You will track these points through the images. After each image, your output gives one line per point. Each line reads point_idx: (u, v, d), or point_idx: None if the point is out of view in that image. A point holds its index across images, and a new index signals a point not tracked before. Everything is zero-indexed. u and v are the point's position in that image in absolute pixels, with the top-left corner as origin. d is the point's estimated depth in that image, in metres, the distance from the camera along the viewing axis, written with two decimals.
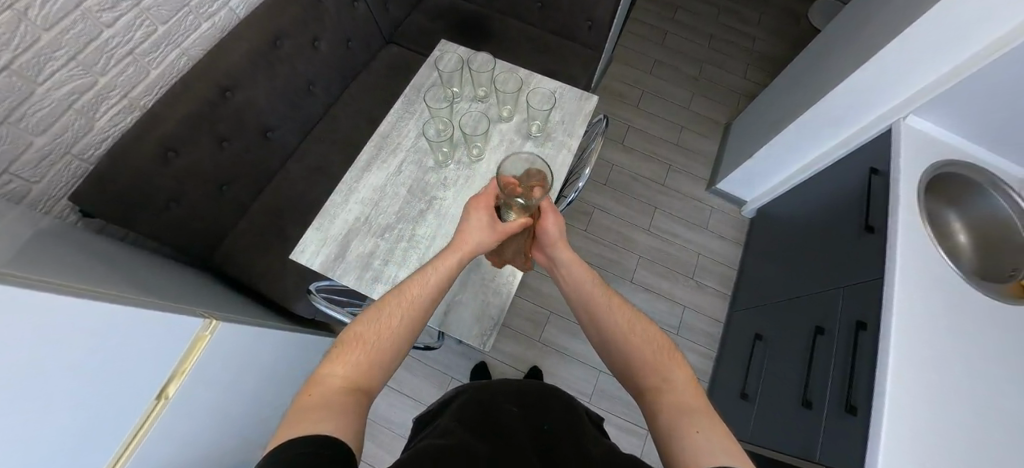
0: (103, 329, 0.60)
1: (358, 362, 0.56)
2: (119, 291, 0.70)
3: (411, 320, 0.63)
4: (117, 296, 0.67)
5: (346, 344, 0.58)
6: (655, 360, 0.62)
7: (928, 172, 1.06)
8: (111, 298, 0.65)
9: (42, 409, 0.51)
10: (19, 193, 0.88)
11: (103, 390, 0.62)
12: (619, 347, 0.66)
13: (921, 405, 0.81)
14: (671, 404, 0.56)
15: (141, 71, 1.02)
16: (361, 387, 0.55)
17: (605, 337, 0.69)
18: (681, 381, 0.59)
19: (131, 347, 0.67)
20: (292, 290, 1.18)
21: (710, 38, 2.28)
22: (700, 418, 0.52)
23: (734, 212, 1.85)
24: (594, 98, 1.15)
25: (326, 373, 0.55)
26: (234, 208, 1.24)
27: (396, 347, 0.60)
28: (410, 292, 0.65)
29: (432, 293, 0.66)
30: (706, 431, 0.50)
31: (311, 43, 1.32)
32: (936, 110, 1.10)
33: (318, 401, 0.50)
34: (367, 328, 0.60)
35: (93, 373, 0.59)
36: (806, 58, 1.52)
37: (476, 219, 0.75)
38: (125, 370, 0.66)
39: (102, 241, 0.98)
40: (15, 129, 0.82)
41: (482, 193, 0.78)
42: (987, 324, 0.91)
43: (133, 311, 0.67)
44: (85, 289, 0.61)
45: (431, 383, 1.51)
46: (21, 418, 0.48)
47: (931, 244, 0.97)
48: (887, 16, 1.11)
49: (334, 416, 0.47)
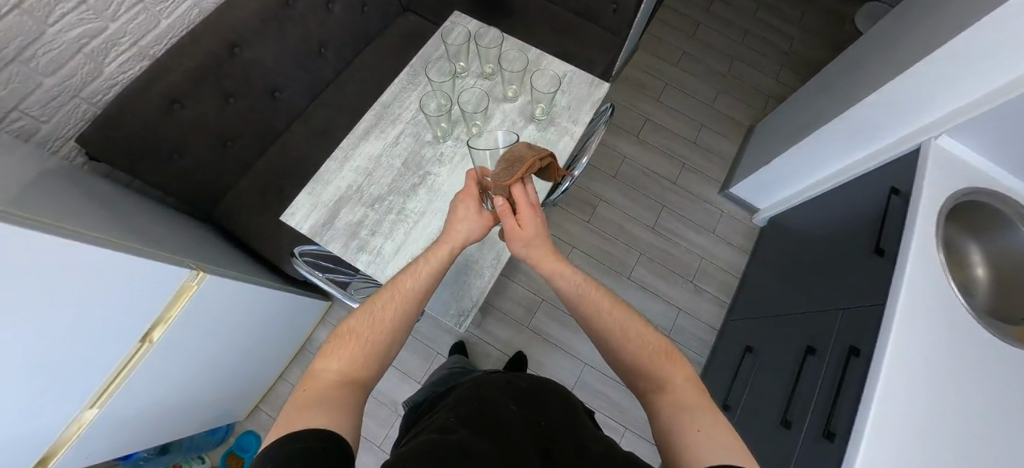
0: (95, 277, 0.62)
1: (353, 357, 0.56)
2: (119, 237, 0.71)
3: (404, 314, 0.64)
4: (121, 244, 0.68)
5: (339, 341, 0.58)
6: (653, 360, 0.61)
7: (954, 197, 0.99)
8: (116, 247, 0.65)
9: (19, 341, 0.54)
10: (28, 131, 0.91)
11: (85, 329, 0.64)
12: (618, 349, 0.64)
13: (910, 442, 0.78)
14: (670, 403, 0.54)
15: (152, 21, 1.03)
16: (356, 381, 0.54)
17: (603, 340, 0.66)
18: (681, 379, 0.58)
19: (122, 295, 0.69)
20: (286, 251, 1.20)
21: (745, 33, 2.16)
22: (701, 414, 0.51)
23: (744, 219, 1.79)
24: (605, 85, 1.11)
25: (321, 369, 0.54)
26: (237, 166, 1.26)
27: (390, 340, 0.60)
28: (400, 287, 0.66)
29: (422, 288, 0.67)
30: (709, 429, 0.48)
31: (324, 4, 1.30)
32: (973, 133, 1.02)
33: (313, 395, 0.49)
34: (359, 323, 0.60)
35: (76, 315, 0.61)
36: (841, 63, 1.43)
37: (465, 208, 0.76)
38: (111, 315, 0.68)
39: (106, 186, 1.01)
40: (25, 68, 0.84)
41: (466, 184, 0.78)
42: (995, 366, 0.85)
43: (135, 261, 0.68)
44: (87, 233, 0.62)
45: (418, 356, 1.53)
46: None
47: (942, 273, 0.91)
48: (935, 23, 1.02)
49: (330, 409, 0.46)
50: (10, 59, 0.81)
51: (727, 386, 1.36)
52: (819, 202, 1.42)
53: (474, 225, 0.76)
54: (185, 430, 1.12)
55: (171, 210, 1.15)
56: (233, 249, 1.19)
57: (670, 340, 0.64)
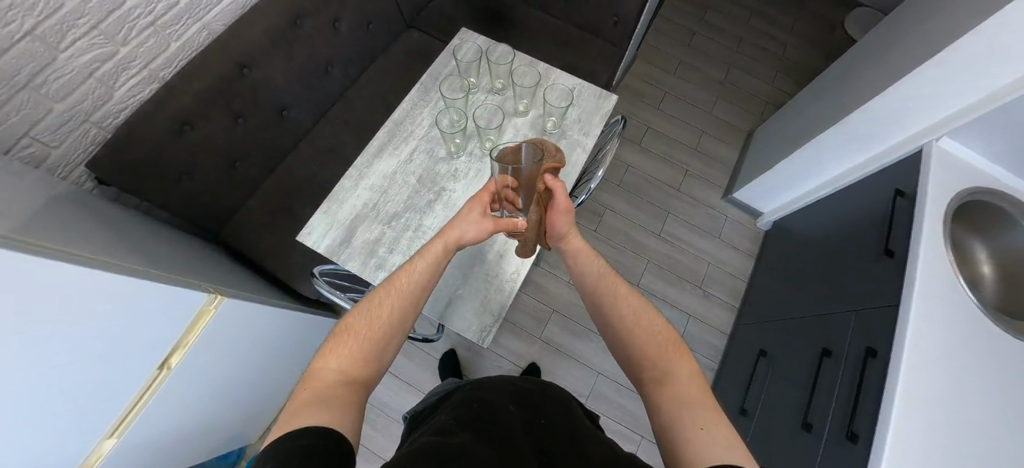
0: (119, 303, 0.61)
1: (352, 356, 0.55)
2: (136, 264, 0.70)
3: (403, 310, 0.63)
4: (137, 269, 0.67)
5: (338, 340, 0.58)
6: (658, 354, 0.61)
7: (958, 197, 1.01)
8: (133, 272, 0.64)
9: (45, 371, 0.52)
10: (38, 158, 0.90)
11: (121, 351, 0.65)
12: (625, 338, 0.65)
13: (932, 440, 0.78)
14: (672, 397, 0.54)
15: (162, 44, 1.03)
16: (357, 380, 0.54)
17: (610, 327, 0.68)
18: (684, 375, 0.58)
19: (144, 320, 0.68)
20: (298, 270, 1.19)
21: (740, 41, 2.21)
22: (702, 412, 0.51)
23: (749, 223, 1.81)
24: (613, 97, 1.13)
25: (320, 368, 0.54)
26: (246, 186, 1.25)
27: (389, 337, 0.60)
28: (398, 282, 0.65)
29: (422, 283, 0.66)
30: (711, 429, 0.48)
31: (331, 23, 1.32)
32: (972, 134, 1.05)
33: (313, 395, 0.49)
34: (357, 321, 0.59)
35: (102, 345, 0.60)
36: (836, 69, 1.47)
37: (468, 211, 0.73)
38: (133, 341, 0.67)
39: (115, 209, 1.00)
40: (36, 94, 0.83)
41: (481, 189, 0.76)
42: (1008, 361, 0.87)
43: (154, 286, 0.67)
44: (105, 260, 0.61)
45: (429, 372, 1.51)
46: (14, 383, 0.48)
47: (952, 272, 0.93)
48: (928, 31, 1.06)
49: (330, 409, 0.46)
50: (21, 86, 0.80)
51: (742, 390, 1.36)
52: (822, 205, 1.44)
53: (471, 226, 0.71)
54: (197, 456, 1.09)
55: (179, 232, 1.13)
56: (243, 269, 1.18)
57: (678, 335, 0.65)
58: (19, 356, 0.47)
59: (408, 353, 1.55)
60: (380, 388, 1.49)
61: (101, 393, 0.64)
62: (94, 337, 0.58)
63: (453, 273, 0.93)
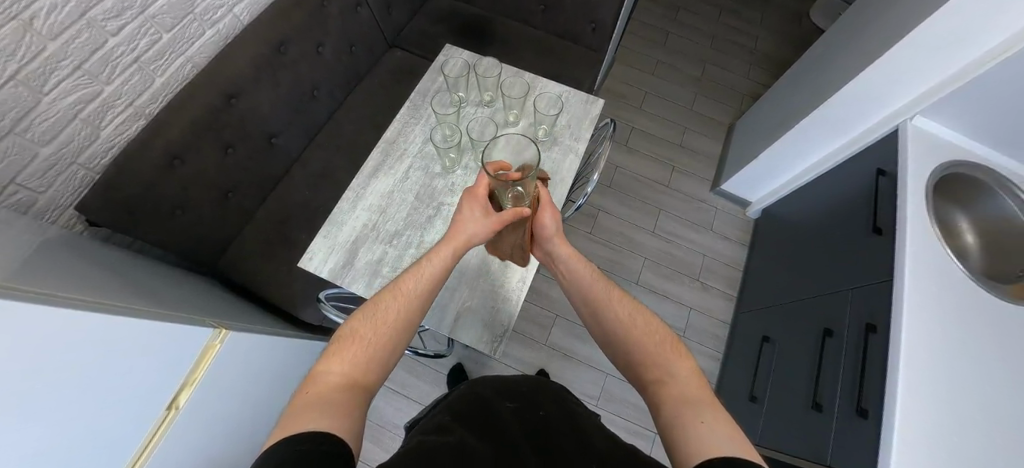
0: (148, 348, 0.62)
1: (353, 361, 0.55)
2: (155, 307, 0.71)
3: (405, 316, 0.62)
4: (157, 313, 0.68)
5: (341, 344, 0.57)
6: (657, 353, 0.61)
7: (937, 172, 1.06)
8: (155, 316, 0.66)
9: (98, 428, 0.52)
10: (26, 203, 0.88)
11: (155, 397, 0.64)
12: (620, 340, 0.65)
13: (940, 408, 0.80)
14: (672, 396, 0.55)
15: (147, 79, 1.02)
16: (359, 385, 0.53)
17: (607, 331, 0.67)
18: (682, 373, 0.58)
19: (172, 360, 0.68)
20: (300, 296, 1.18)
21: (713, 38, 2.28)
22: (703, 408, 0.52)
23: (738, 213, 1.86)
24: (600, 101, 1.17)
25: (323, 371, 0.53)
26: (239, 215, 1.23)
27: (392, 343, 0.59)
28: (403, 286, 0.64)
29: (427, 289, 0.65)
30: (710, 421, 0.50)
31: (315, 48, 1.33)
32: (943, 111, 1.11)
33: (313, 398, 0.49)
34: (362, 325, 0.59)
35: (138, 389, 0.60)
36: (806, 59, 1.53)
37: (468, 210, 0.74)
38: (165, 386, 0.66)
39: (107, 249, 0.98)
40: (20, 139, 0.82)
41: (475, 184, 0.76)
42: (1002, 323, 0.90)
43: (173, 329, 0.68)
44: (129, 306, 0.63)
45: (438, 388, 1.50)
46: (77, 435, 0.49)
47: (939, 243, 0.97)
48: (892, 17, 1.12)
49: (332, 413, 0.46)
50: (6, 132, 0.79)
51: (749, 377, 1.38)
52: (807, 190, 1.49)
53: (478, 227, 0.73)
54: None
55: (173, 267, 1.11)
56: (243, 300, 1.16)
57: (672, 332, 0.65)
58: (58, 409, 0.45)
59: (415, 372, 1.53)
60: (388, 408, 1.47)
61: (145, 438, 0.62)
62: (127, 383, 0.57)
63: (458, 286, 0.94)
